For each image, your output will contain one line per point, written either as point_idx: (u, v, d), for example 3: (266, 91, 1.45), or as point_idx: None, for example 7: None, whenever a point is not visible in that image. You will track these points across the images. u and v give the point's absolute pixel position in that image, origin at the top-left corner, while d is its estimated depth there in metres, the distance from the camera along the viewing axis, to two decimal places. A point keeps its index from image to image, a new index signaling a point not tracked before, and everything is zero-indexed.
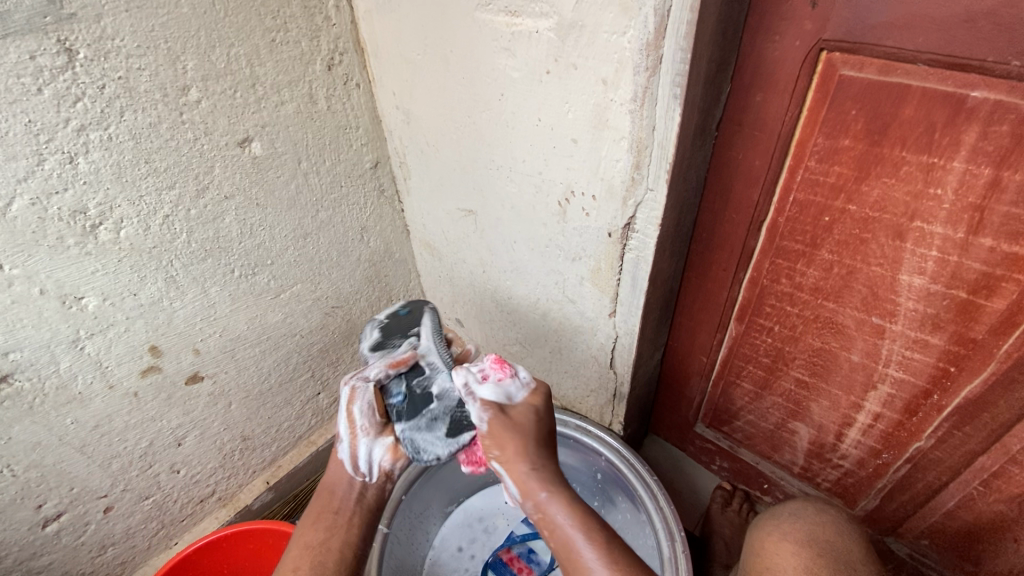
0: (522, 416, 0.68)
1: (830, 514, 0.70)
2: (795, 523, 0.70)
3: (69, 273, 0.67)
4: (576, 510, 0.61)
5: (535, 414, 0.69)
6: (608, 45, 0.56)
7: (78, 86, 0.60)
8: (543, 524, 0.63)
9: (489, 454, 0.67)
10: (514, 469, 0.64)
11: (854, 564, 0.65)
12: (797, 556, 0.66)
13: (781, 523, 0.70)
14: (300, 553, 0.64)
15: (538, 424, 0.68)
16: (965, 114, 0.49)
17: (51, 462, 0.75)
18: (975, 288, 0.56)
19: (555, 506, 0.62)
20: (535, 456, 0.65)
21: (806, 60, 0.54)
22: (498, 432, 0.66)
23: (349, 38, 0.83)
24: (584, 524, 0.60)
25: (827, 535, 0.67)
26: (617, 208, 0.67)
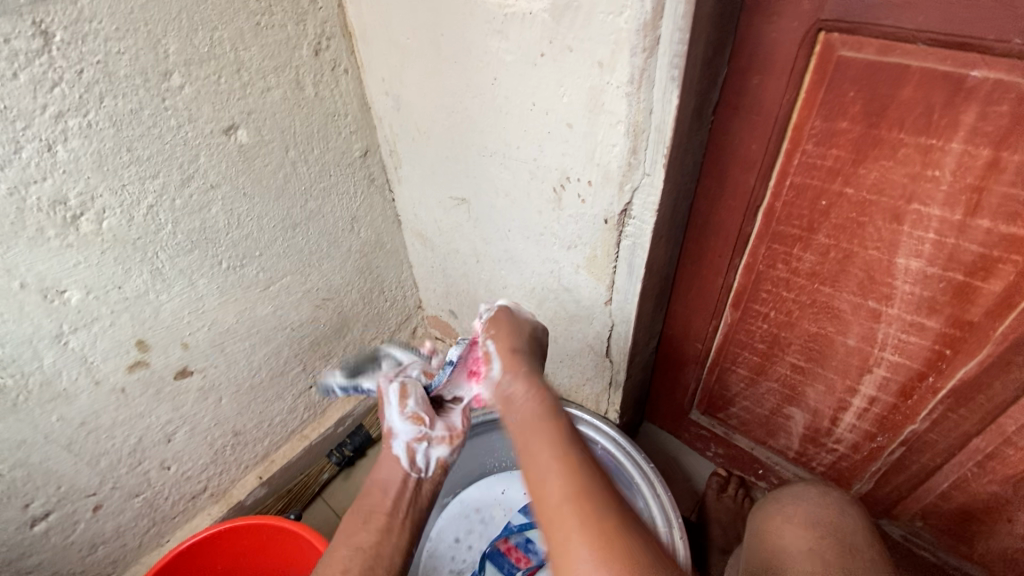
0: (519, 326, 0.70)
1: (831, 497, 0.70)
2: (798, 506, 0.69)
3: (50, 265, 0.65)
4: (545, 401, 0.57)
5: (529, 333, 0.70)
6: (604, 26, 0.54)
7: (56, 71, 0.58)
8: (507, 410, 0.60)
9: (485, 334, 0.68)
10: (500, 342, 0.66)
11: (860, 546, 0.64)
12: (801, 540, 0.65)
13: (785, 506, 0.70)
14: (350, 558, 0.58)
15: (529, 337, 0.69)
16: (965, 94, 0.48)
17: (38, 461, 0.73)
18: (972, 270, 0.56)
19: (524, 382, 0.60)
20: (525, 358, 0.64)
21: (804, 41, 0.53)
22: (499, 323, 0.69)
23: (336, 23, 0.81)
24: (542, 405, 0.57)
25: (830, 517, 0.67)
26: (613, 194, 0.66)
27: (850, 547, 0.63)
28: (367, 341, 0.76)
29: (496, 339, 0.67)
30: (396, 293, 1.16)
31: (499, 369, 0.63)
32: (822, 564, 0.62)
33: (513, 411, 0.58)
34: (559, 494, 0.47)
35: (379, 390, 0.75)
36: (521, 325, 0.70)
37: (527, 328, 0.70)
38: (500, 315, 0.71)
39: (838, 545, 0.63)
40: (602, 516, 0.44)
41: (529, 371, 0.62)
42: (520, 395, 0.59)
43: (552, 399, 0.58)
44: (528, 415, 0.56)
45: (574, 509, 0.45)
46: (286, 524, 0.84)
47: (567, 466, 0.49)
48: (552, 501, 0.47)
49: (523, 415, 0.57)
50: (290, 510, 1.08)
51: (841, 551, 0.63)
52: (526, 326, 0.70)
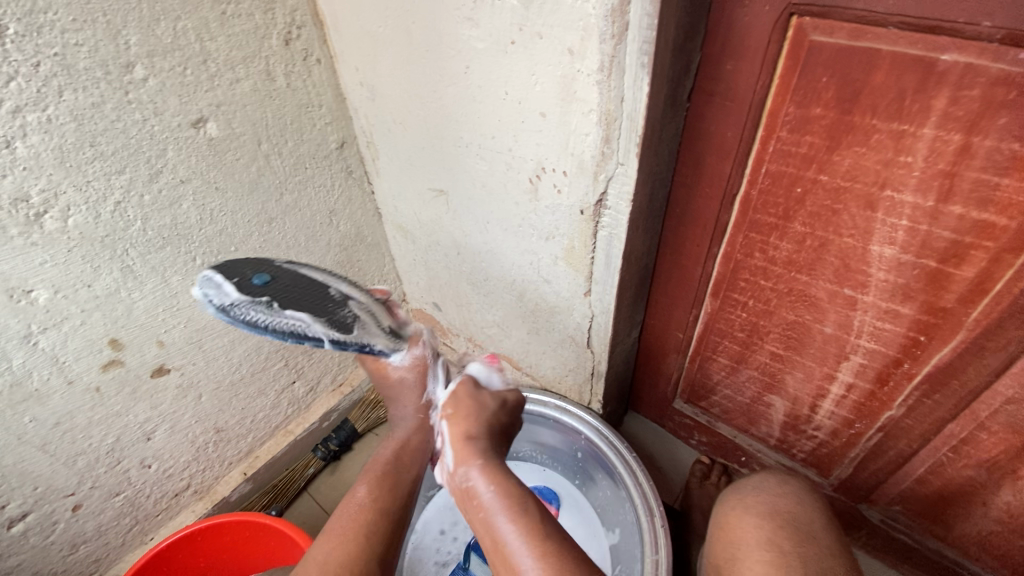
0: (477, 400, 0.67)
1: (792, 488, 0.71)
2: (758, 497, 0.70)
3: (14, 265, 0.63)
4: (506, 485, 0.56)
5: (484, 404, 0.67)
6: (573, 12, 0.53)
7: (11, 65, 0.56)
8: (466, 504, 0.58)
9: (443, 413, 0.66)
10: (462, 454, 0.60)
11: (817, 533, 0.64)
12: (759, 528, 0.65)
13: (747, 498, 0.70)
14: (372, 518, 0.60)
15: (493, 410, 0.67)
16: (936, 79, 0.48)
17: (11, 462, 0.72)
18: (944, 257, 0.56)
19: (486, 480, 0.57)
20: (481, 444, 0.61)
21: (776, 25, 0.53)
22: (457, 399, 0.67)
23: (307, 10, 0.79)
24: (506, 493, 0.55)
25: (788, 506, 0.67)
26: (588, 183, 0.66)
27: (808, 535, 0.63)
28: (359, 293, 0.71)
29: (457, 436, 0.62)
30: (379, 287, 1.15)
31: (454, 459, 0.61)
32: (780, 551, 0.61)
33: (477, 510, 0.56)
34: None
35: (406, 360, 0.72)
36: (480, 397, 0.68)
37: (484, 404, 0.67)
38: (455, 401, 0.67)
39: (796, 532, 0.63)
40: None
41: (493, 468, 0.58)
42: (491, 524, 0.54)
43: (512, 477, 0.58)
44: (490, 501, 0.55)
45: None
46: (265, 520, 0.84)
47: (555, 565, 0.48)
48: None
49: (501, 536, 0.52)
50: (273, 507, 1.07)
51: (800, 537, 0.63)
52: (486, 405, 0.67)
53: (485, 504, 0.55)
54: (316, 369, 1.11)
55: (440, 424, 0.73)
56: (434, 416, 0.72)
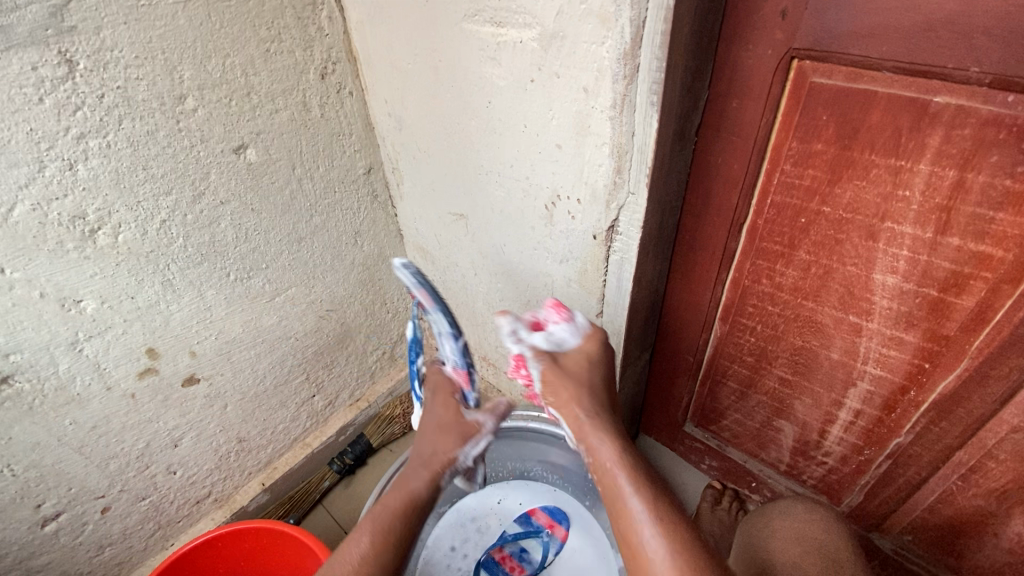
0: (589, 350, 0.69)
1: (820, 514, 0.71)
2: (785, 522, 0.71)
3: (68, 276, 0.69)
4: (621, 444, 0.61)
5: (608, 357, 0.69)
6: (588, 55, 0.58)
7: (79, 96, 0.63)
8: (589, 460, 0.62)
9: (545, 399, 0.67)
10: (574, 417, 0.64)
11: (842, 559, 0.65)
12: (788, 554, 0.66)
13: (774, 524, 0.71)
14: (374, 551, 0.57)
15: (601, 369, 0.68)
16: (929, 119, 0.51)
17: (50, 462, 0.76)
18: (945, 286, 0.58)
19: (610, 446, 0.61)
20: (602, 416, 0.64)
21: (778, 68, 0.56)
22: (556, 385, 0.66)
23: (342, 48, 0.86)
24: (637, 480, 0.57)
25: (814, 532, 0.68)
26: (600, 211, 0.69)
27: (833, 562, 0.65)
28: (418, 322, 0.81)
29: (579, 405, 0.64)
30: (398, 305, 1.19)
31: (566, 419, 0.65)
32: None
33: (602, 475, 0.60)
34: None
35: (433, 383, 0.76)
36: (589, 352, 0.69)
37: (597, 355, 0.69)
38: (558, 379, 0.66)
39: (822, 560, 0.65)
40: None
41: (614, 444, 0.61)
42: (597, 463, 0.61)
43: (618, 426, 0.64)
44: (612, 465, 0.59)
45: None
46: (285, 528, 0.86)
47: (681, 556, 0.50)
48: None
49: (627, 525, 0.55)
50: (290, 516, 1.10)
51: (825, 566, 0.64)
52: (599, 355, 0.69)
53: (602, 456, 0.60)
54: (335, 383, 1.14)
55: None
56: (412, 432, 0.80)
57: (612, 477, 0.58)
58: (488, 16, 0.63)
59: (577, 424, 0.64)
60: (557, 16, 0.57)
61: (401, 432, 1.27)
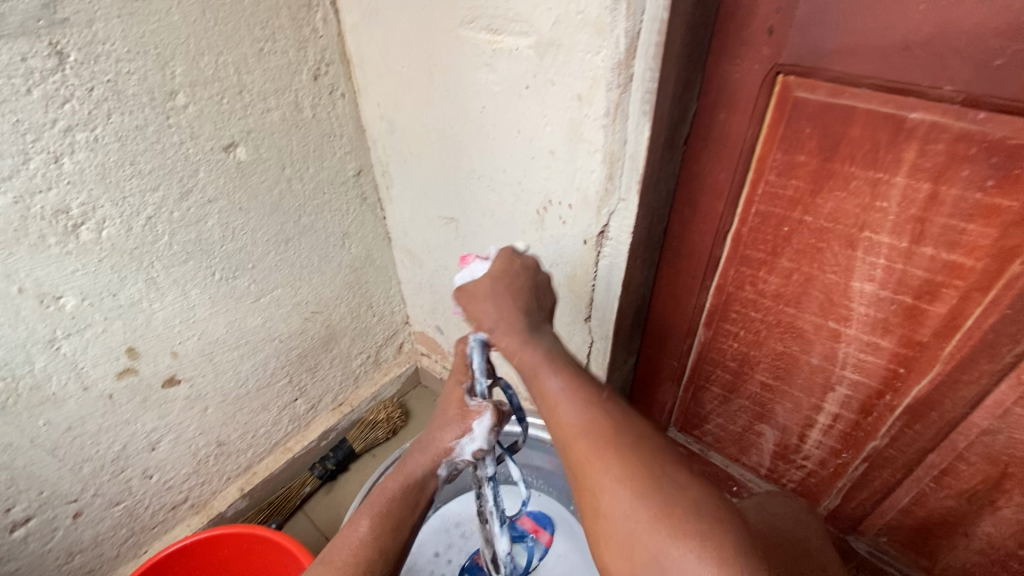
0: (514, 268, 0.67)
1: (793, 506, 0.73)
2: (763, 508, 0.72)
3: (49, 272, 0.67)
4: (561, 364, 0.57)
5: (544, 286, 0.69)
6: (583, 63, 0.59)
7: (67, 88, 0.62)
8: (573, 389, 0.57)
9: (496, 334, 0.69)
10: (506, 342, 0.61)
11: (813, 548, 0.67)
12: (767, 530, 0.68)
13: (750, 511, 0.73)
14: (373, 558, 0.59)
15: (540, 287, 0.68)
16: (906, 134, 0.54)
17: (21, 465, 0.74)
18: (919, 294, 0.61)
19: (550, 370, 0.56)
20: (541, 338, 0.61)
21: (765, 81, 0.59)
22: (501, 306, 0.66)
23: (336, 50, 0.86)
24: (581, 399, 0.53)
25: (791, 522, 0.70)
26: (591, 217, 0.71)
27: (802, 549, 0.66)
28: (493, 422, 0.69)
29: (482, 318, 0.64)
30: (384, 308, 1.19)
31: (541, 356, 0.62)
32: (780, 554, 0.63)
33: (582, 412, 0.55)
34: (586, 441, 0.50)
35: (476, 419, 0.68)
36: (506, 272, 0.67)
37: (523, 271, 0.68)
38: None
39: (794, 547, 0.66)
40: (615, 444, 0.48)
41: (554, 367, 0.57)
42: (538, 388, 0.56)
43: (554, 345, 0.61)
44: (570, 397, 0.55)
45: (600, 457, 0.48)
46: (265, 533, 0.85)
47: (594, 422, 0.50)
48: (580, 458, 0.49)
49: (564, 432, 0.52)
50: (272, 521, 1.08)
51: (795, 551, 0.66)
52: (517, 274, 0.67)
53: (540, 376, 0.56)
54: (318, 387, 1.13)
55: (449, 473, 0.70)
56: (446, 468, 0.69)
57: (546, 394, 0.55)
58: (485, 23, 0.65)
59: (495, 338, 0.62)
60: (554, 25, 0.59)
61: (386, 437, 1.23)
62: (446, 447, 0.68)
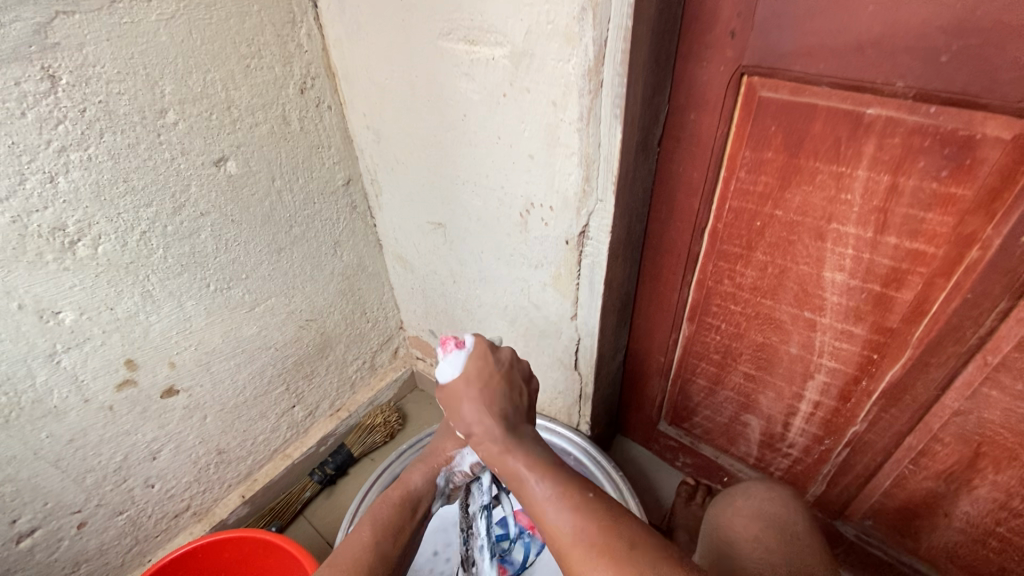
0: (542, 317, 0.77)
1: (779, 492, 0.75)
2: (746, 500, 0.75)
3: (47, 288, 0.69)
4: (541, 464, 0.56)
5: None
6: (555, 71, 0.62)
7: (60, 110, 0.64)
8: None
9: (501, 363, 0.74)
10: (486, 432, 0.59)
11: (796, 534, 0.69)
12: (751, 527, 0.71)
13: (738, 501, 0.75)
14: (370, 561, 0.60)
15: None
16: (864, 129, 0.56)
17: (25, 477, 0.76)
18: (887, 281, 0.63)
19: (526, 465, 0.56)
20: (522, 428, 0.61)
21: (730, 83, 0.61)
22: None
23: (320, 64, 0.88)
24: (562, 494, 0.52)
25: (773, 509, 0.73)
26: (572, 218, 0.73)
27: (786, 536, 0.69)
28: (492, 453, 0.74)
29: (463, 417, 0.61)
30: (377, 314, 1.21)
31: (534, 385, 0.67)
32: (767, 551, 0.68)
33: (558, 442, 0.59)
34: (583, 555, 0.48)
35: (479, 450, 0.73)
36: (485, 367, 0.62)
37: (499, 367, 0.63)
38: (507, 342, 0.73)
39: (777, 535, 0.69)
40: (613, 546, 0.48)
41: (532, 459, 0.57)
42: (519, 485, 0.56)
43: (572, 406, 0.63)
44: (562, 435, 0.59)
45: (599, 573, 0.47)
46: (265, 536, 0.87)
47: (587, 528, 0.49)
48: (584, 573, 0.47)
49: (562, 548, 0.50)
50: (273, 525, 1.10)
51: (784, 539, 0.69)
52: (496, 372, 0.62)
53: None
54: (315, 393, 1.15)
55: (444, 484, 0.74)
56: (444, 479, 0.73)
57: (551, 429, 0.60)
58: (462, 34, 0.67)
59: (475, 442, 0.61)
60: (526, 35, 0.61)
61: (383, 441, 1.25)
62: (447, 457, 0.73)
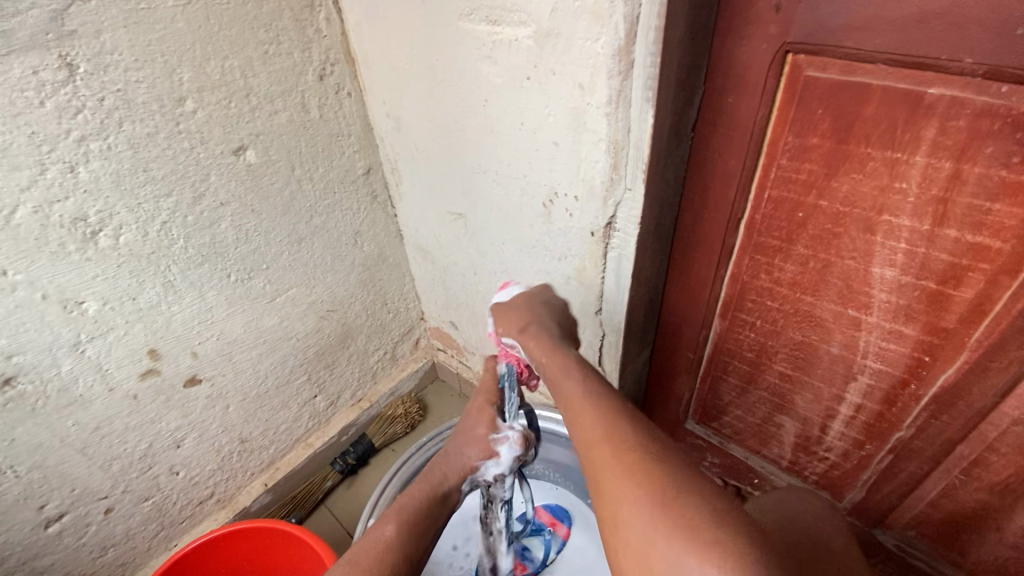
0: (536, 296, 0.73)
1: (812, 502, 0.72)
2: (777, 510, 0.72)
3: (70, 278, 0.69)
4: (587, 381, 0.58)
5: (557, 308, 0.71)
6: (583, 51, 0.58)
7: (79, 99, 0.63)
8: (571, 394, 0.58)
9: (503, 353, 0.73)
10: (536, 344, 0.65)
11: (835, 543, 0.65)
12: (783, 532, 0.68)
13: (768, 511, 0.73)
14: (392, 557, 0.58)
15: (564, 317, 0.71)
16: (924, 111, 0.51)
17: (53, 464, 0.77)
18: (943, 279, 0.58)
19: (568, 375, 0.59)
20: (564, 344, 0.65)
21: (773, 62, 0.57)
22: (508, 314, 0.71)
23: (340, 49, 0.86)
24: (600, 405, 0.54)
25: (805, 518, 0.69)
26: (598, 208, 0.69)
27: (821, 543, 0.65)
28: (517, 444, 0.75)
29: (514, 330, 0.68)
30: (398, 305, 1.19)
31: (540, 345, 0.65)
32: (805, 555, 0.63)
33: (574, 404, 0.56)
34: (608, 458, 0.48)
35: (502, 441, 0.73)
36: (533, 300, 0.72)
37: (550, 307, 0.71)
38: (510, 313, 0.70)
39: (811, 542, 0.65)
40: (638, 460, 0.47)
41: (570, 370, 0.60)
42: (564, 393, 0.59)
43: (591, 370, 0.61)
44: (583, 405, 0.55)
45: (623, 473, 0.46)
46: (285, 527, 0.87)
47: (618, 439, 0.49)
48: (607, 482, 0.47)
49: (591, 450, 0.50)
50: (293, 515, 1.11)
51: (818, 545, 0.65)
52: (544, 308, 0.71)
53: (566, 383, 0.59)
54: (337, 383, 1.15)
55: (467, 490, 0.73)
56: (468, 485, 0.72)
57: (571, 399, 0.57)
58: (484, 15, 0.64)
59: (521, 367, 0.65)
60: (552, 13, 0.58)
61: (404, 432, 1.24)
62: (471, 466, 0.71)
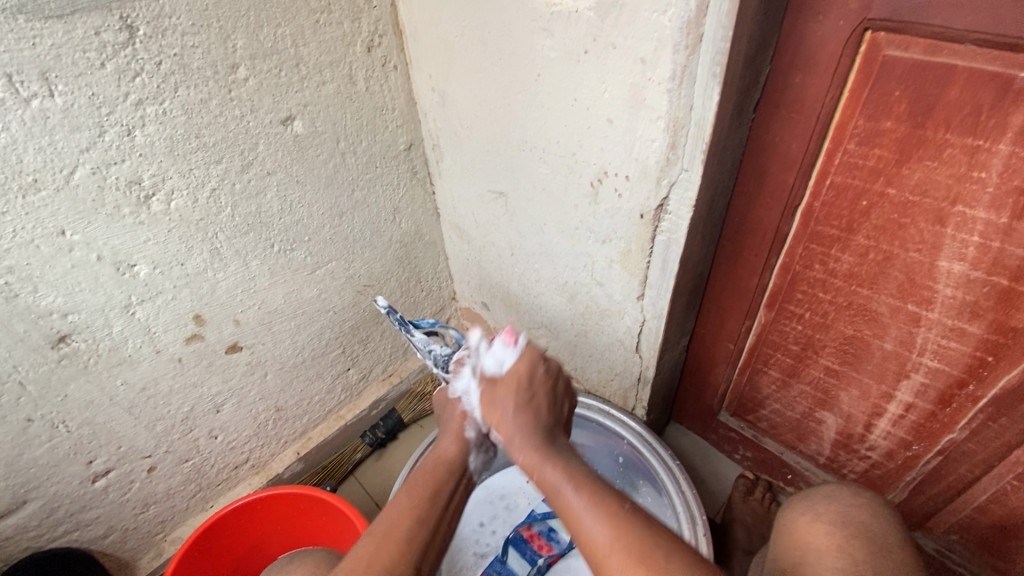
0: (535, 373, 0.67)
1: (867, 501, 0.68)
2: (829, 505, 0.68)
3: (124, 240, 0.71)
4: (576, 475, 0.56)
5: (543, 375, 0.67)
6: (648, 24, 0.56)
7: (138, 62, 0.64)
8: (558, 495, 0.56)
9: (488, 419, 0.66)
10: (516, 415, 0.63)
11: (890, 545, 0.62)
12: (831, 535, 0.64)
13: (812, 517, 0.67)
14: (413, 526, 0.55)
15: (547, 381, 0.67)
16: (1014, 95, 0.48)
17: (102, 421, 0.80)
18: (1017, 275, 0.55)
19: (557, 466, 0.57)
20: (543, 424, 0.63)
21: (851, 39, 0.54)
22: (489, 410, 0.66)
23: (389, 21, 0.85)
24: (582, 488, 0.55)
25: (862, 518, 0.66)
26: (650, 189, 0.68)
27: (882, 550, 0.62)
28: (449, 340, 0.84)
29: (502, 427, 0.63)
30: (432, 284, 1.20)
31: (509, 431, 0.63)
32: (851, 560, 0.61)
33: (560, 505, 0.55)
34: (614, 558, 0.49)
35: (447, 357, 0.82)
36: (532, 372, 0.67)
37: (542, 376, 0.67)
38: (501, 401, 0.65)
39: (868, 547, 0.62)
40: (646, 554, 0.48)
41: (561, 456, 0.59)
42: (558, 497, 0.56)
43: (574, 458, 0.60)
44: (579, 502, 0.53)
45: None
46: (320, 495, 0.89)
47: (617, 531, 0.50)
48: None
49: (594, 547, 0.50)
50: (326, 484, 1.14)
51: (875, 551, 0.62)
52: (542, 380, 0.67)
53: (557, 481, 0.57)
54: (369, 358, 1.16)
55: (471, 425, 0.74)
56: (474, 429, 0.69)
57: (568, 507, 0.54)
58: None
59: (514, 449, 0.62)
60: None
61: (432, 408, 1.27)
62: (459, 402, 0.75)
